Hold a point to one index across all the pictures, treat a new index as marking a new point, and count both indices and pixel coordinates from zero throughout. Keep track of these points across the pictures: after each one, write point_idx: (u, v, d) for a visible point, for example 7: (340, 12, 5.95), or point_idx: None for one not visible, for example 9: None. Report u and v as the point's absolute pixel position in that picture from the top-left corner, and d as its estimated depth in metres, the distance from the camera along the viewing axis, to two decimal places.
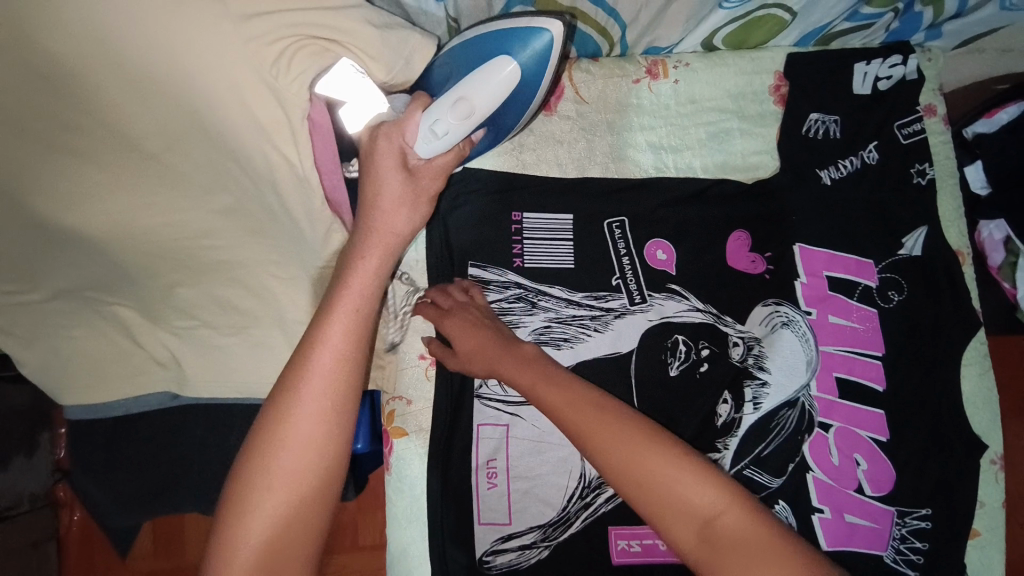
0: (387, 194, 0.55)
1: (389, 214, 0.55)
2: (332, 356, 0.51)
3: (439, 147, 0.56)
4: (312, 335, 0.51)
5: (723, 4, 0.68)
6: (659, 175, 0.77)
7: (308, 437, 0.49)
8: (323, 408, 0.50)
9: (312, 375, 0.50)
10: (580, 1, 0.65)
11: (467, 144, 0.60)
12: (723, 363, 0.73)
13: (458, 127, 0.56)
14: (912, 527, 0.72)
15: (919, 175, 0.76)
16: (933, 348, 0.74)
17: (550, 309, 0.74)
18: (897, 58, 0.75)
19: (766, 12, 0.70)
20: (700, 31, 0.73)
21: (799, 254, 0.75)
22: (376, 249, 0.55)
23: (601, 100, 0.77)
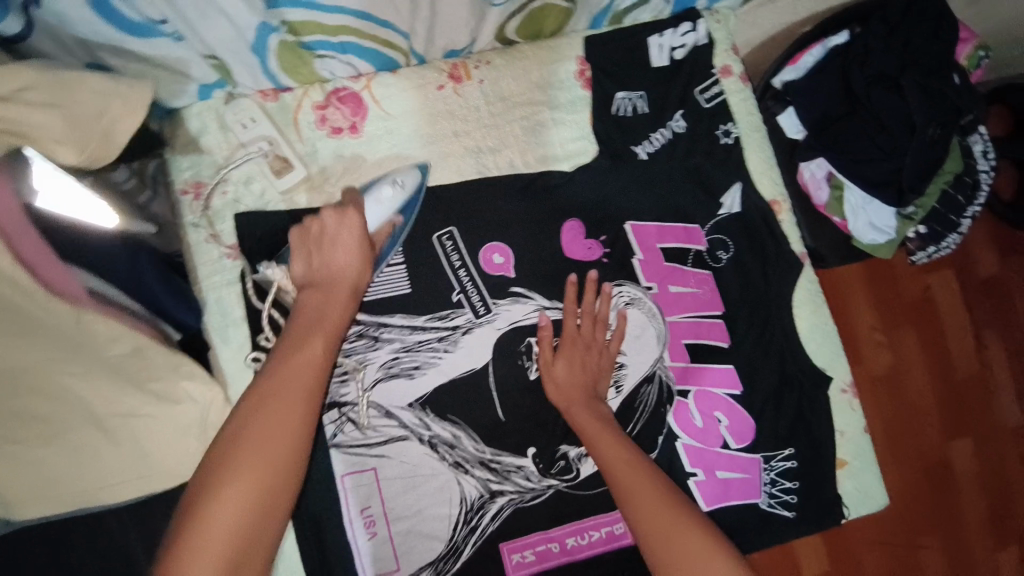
0: (357, 234, 0.65)
1: (342, 265, 0.63)
2: (313, 371, 0.55)
3: (370, 216, 0.69)
4: (293, 350, 0.56)
5: (494, 2, 0.65)
6: (480, 180, 0.75)
7: (281, 447, 0.50)
8: (294, 423, 0.52)
9: (290, 373, 0.54)
10: (337, 19, 0.61)
11: (386, 228, 0.70)
12: None
13: (382, 207, 0.70)
14: (779, 469, 0.75)
15: (725, 135, 0.78)
16: (765, 296, 0.77)
17: (395, 339, 0.73)
18: (687, 26, 0.78)
19: (542, 2, 0.69)
20: (487, 26, 0.70)
21: (632, 233, 0.77)
22: (340, 292, 0.62)
23: (407, 113, 0.74)
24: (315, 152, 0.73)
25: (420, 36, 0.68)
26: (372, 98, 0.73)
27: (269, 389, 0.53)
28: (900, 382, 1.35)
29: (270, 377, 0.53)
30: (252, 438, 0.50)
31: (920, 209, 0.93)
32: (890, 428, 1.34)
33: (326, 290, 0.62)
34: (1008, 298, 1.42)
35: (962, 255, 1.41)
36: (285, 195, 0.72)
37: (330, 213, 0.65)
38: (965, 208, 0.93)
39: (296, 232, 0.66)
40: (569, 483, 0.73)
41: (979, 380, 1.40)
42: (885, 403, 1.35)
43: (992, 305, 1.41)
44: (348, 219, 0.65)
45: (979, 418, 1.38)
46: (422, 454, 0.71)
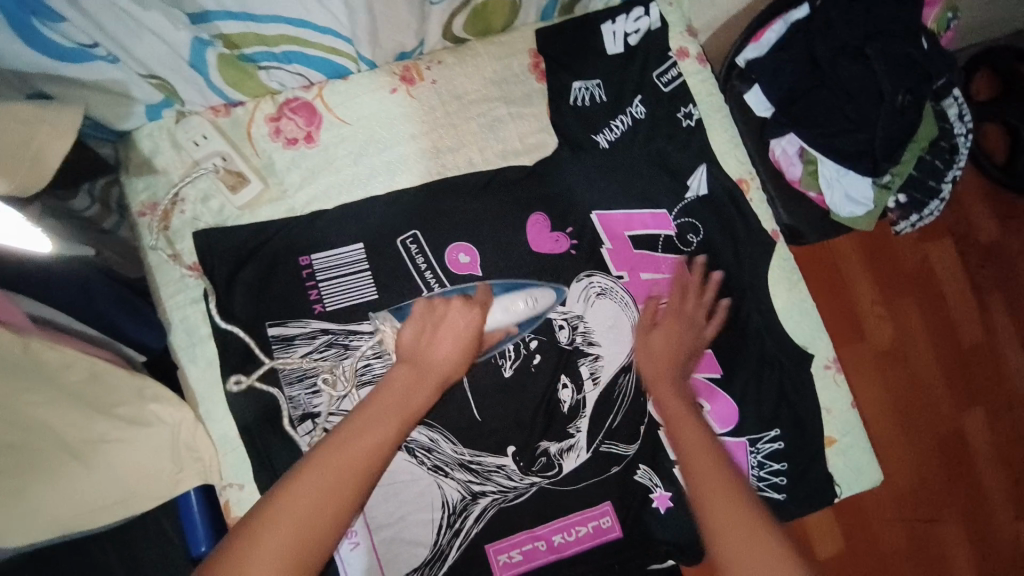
0: (451, 315, 0.63)
1: (445, 353, 0.60)
2: (369, 447, 0.49)
3: (493, 320, 0.69)
4: (356, 426, 0.50)
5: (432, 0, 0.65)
6: (440, 180, 0.74)
7: (320, 533, 0.44)
8: (340, 511, 0.45)
9: (343, 450, 0.48)
10: (269, 28, 0.61)
11: (504, 333, 0.70)
12: (554, 349, 0.73)
13: (503, 319, 0.69)
14: (766, 451, 0.73)
15: (686, 117, 0.77)
16: (739, 277, 0.76)
17: (365, 345, 0.71)
18: (639, 11, 0.77)
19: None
20: (432, 24, 0.69)
21: (598, 222, 0.75)
22: (434, 379, 0.58)
23: (362, 119, 0.73)
24: (272, 165, 0.72)
25: (367, 43, 0.68)
26: (325, 107, 0.72)
27: (330, 466, 0.47)
28: (907, 354, 1.32)
29: (334, 449, 0.48)
30: (286, 514, 0.44)
31: (897, 176, 0.90)
32: (900, 403, 1.31)
33: (418, 370, 0.57)
34: (1008, 263, 1.39)
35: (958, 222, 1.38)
36: (244, 210, 0.71)
37: (460, 304, 0.65)
38: (944, 173, 0.92)
39: (419, 306, 0.65)
40: (552, 480, 0.71)
41: (986, 347, 1.36)
42: (893, 377, 1.32)
43: (993, 270, 1.38)
44: (473, 313, 0.64)
45: (989, 387, 1.35)
46: (399, 460, 0.69)
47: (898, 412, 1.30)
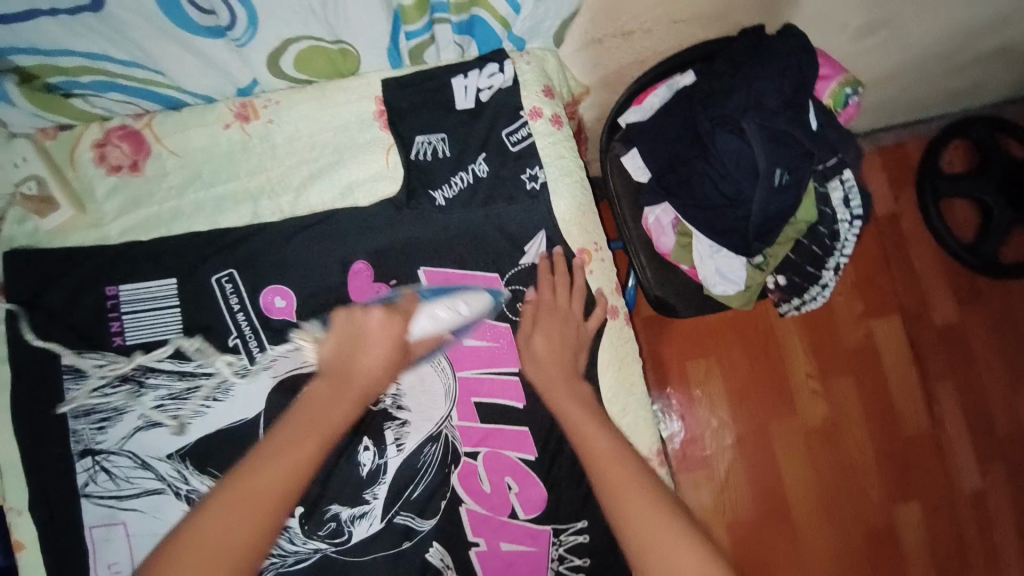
0: (375, 323, 0.60)
1: (366, 368, 0.58)
2: (299, 455, 0.49)
3: (418, 329, 0.64)
4: (298, 430, 0.51)
5: (239, 44, 0.59)
6: (263, 225, 0.71)
7: (243, 534, 0.45)
8: (272, 509, 0.46)
9: (273, 462, 0.49)
10: (61, 59, 0.57)
11: (445, 339, 0.68)
12: (357, 408, 0.69)
13: (431, 326, 0.65)
14: (568, 543, 0.70)
15: (532, 180, 0.75)
16: (575, 351, 0.70)
17: (159, 385, 0.67)
18: (494, 67, 0.73)
19: (308, 44, 0.64)
20: (255, 68, 0.65)
21: (424, 279, 0.72)
22: (353, 390, 0.56)
23: (192, 152, 0.70)
24: (91, 191, 0.69)
25: (180, 74, 0.64)
26: (153, 137, 0.69)
27: (250, 473, 0.48)
28: (852, 427, 1.45)
29: (257, 465, 0.48)
30: (212, 518, 0.45)
31: (770, 258, 0.87)
32: (826, 481, 1.43)
33: (339, 388, 0.56)
34: (961, 348, 1.50)
35: (915, 301, 1.49)
36: (55, 234, 0.68)
37: (378, 314, 0.61)
38: (825, 260, 0.88)
39: (340, 315, 0.63)
40: (338, 547, 0.68)
41: (932, 437, 1.46)
42: (811, 444, 1.44)
43: (948, 356, 1.49)
44: (392, 325, 0.60)
45: (937, 478, 1.45)
46: (178, 510, 0.66)
47: (840, 486, 1.43)
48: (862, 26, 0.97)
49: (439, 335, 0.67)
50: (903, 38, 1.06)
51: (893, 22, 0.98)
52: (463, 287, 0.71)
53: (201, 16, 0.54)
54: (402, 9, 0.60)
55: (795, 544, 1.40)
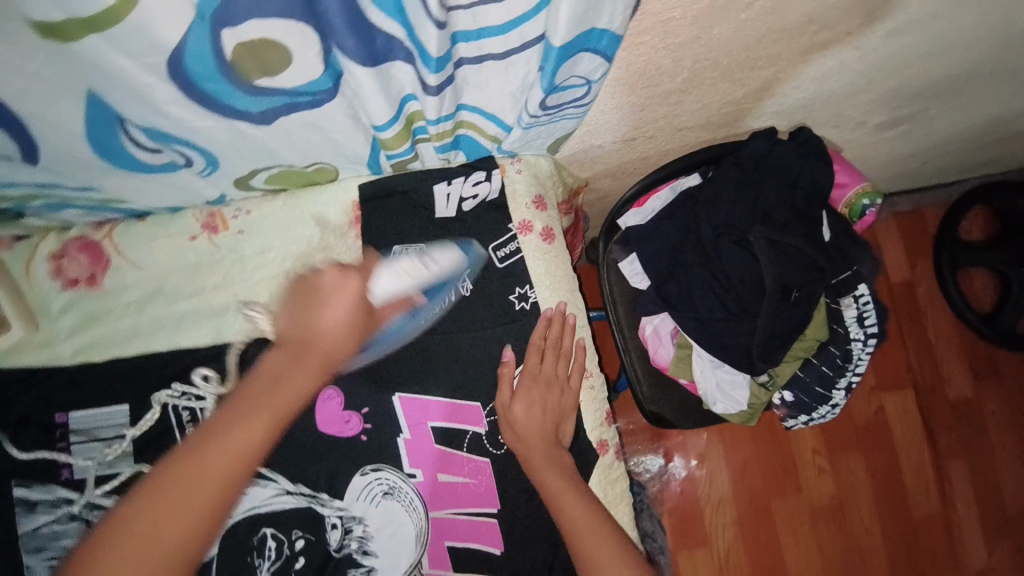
0: (331, 279, 0.55)
1: (327, 327, 0.53)
2: (272, 417, 0.47)
3: (380, 288, 0.61)
4: (264, 386, 0.49)
5: (202, 173, 0.55)
6: (224, 347, 0.65)
7: (209, 491, 0.43)
8: (238, 463, 0.44)
9: (240, 421, 0.46)
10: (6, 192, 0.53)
11: (407, 303, 0.64)
12: (319, 553, 0.63)
13: (398, 285, 0.62)
14: None
15: (522, 300, 0.69)
16: (559, 476, 0.62)
17: None
18: (480, 175, 0.68)
19: (278, 171, 0.58)
20: (218, 186, 0.60)
21: (399, 406, 0.66)
22: (315, 360, 0.51)
23: (156, 265, 0.66)
24: (47, 307, 0.65)
25: (133, 195, 0.58)
26: (113, 248, 0.65)
27: (223, 425, 0.45)
28: (859, 507, 1.38)
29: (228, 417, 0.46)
30: (182, 469, 0.43)
31: (777, 376, 0.81)
32: (830, 565, 1.35)
33: (302, 354, 0.51)
34: (976, 426, 1.42)
35: (931, 373, 1.42)
36: (4, 354, 0.64)
37: (333, 272, 0.57)
38: (835, 380, 0.82)
39: (296, 284, 0.59)
40: None
41: (942, 520, 1.38)
42: (819, 526, 1.36)
43: (962, 435, 1.42)
44: (347, 285, 0.56)
45: (947, 565, 1.37)
46: None
47: (845, 571, 1.35)
48: (883, 122, 0.90)
49: (399, 297, 0.63)
50: (924, 129, 1.00)
51: (915, 118, 0.92)
52: (438, 243, 0.68)
53: (150, 156, 0.49)
54: (382, 141, 0.55)
55: None
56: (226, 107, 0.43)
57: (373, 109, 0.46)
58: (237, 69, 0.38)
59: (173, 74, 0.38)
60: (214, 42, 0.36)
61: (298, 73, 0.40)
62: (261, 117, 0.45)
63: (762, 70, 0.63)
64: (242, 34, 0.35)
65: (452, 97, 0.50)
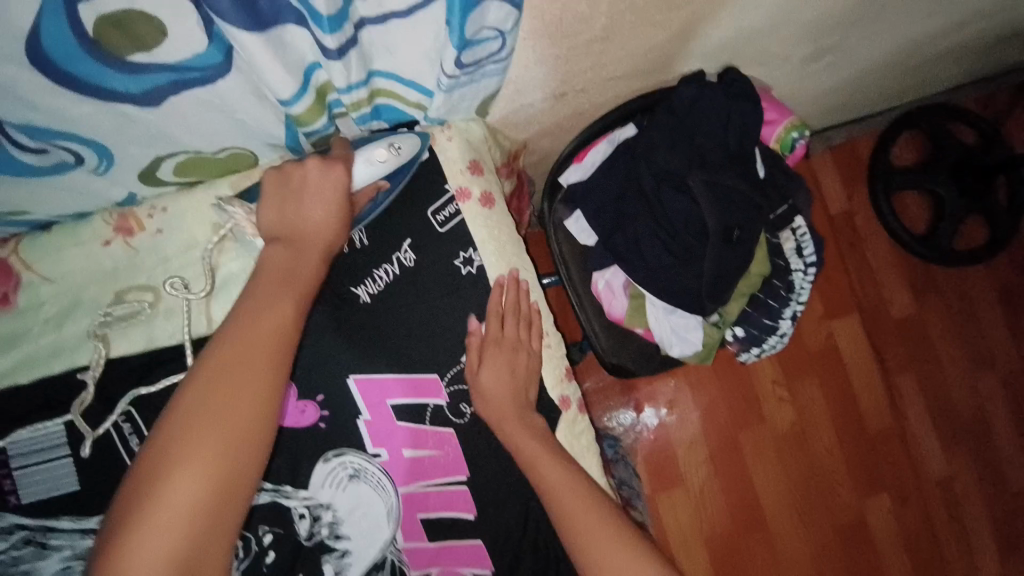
0: (313, 171, 0.56)
1: (315, 219, 0.56)
2: (283, 330, 0.50)
3: (359, 177, 0.61)
4: (260, 299, 0.51)
5: (98, 171, 0.51)
6: (159, 352, 0.62)
7: (248, 397, 0.46)
8: (266, 371, 0.48)
9: (251, 338, 0.48)
10: None
11: (378, 190, 0.64)
12: (289, 545, 0.63)
13: (377, 169, 0.61)
14: None
15: (467, 265, 0.69)
16: (523, 435, 0.64)
17: (64, 545, 0.60)
18: (405, 136, 0.66)
19: (187, 155, 0.54)
20: (123, 184, 0.56)
21: (355, 388, 0.65)
22: (313, 253, 0.55)
23: (68, 276, 0.62)
24: None
25: (29, 204, 0.54)
26: (21, 264, 0.61)
27: (235, 343, 0.48)
28: (819, 429, 1.46)
29: (239, 332, 0.48)
30: (211, 395, 0.46)
31: (726, 315, 0.85)
32: (798, 485, 1.44)
33: (296, 252, 0.54)
34: (921, 340, 1.52)
35: (875, 296, 1.50)
36: None
37: (314, 161, 0.56)
38: (780, 312, 0.85)
39: (267, 174, 0.58)
40: None
41: (895, 430, 1.49)
42: (787, 452, 1.45)
43: (908, 350, 1.51)
44: (335, 173, 0.57)
45: (904, 468, 1.48)
46: None
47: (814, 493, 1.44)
48: (809, 54, 0.91)
49: (376, 182, 0.63)
50: (848, 60, 1.02)
51: (838, 48, 0.94)
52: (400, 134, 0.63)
53: (35, 157, 0.45)
54: (294, 116, 0.52)
55: (771, 545, 1.42)
56: (101, 90, 0.40)
57: (275, 83, 0.44)
58: (103, 46, 0.35)
59: (31, 58, 0.35)
60: (70, 18, 0.33)
61: (177, 46, 0.38)
62: (144, 99, 0.42)
63: (681, 10, 0.63)
64: (101, 6, 0.32)
65: (360, 63, 0.48)
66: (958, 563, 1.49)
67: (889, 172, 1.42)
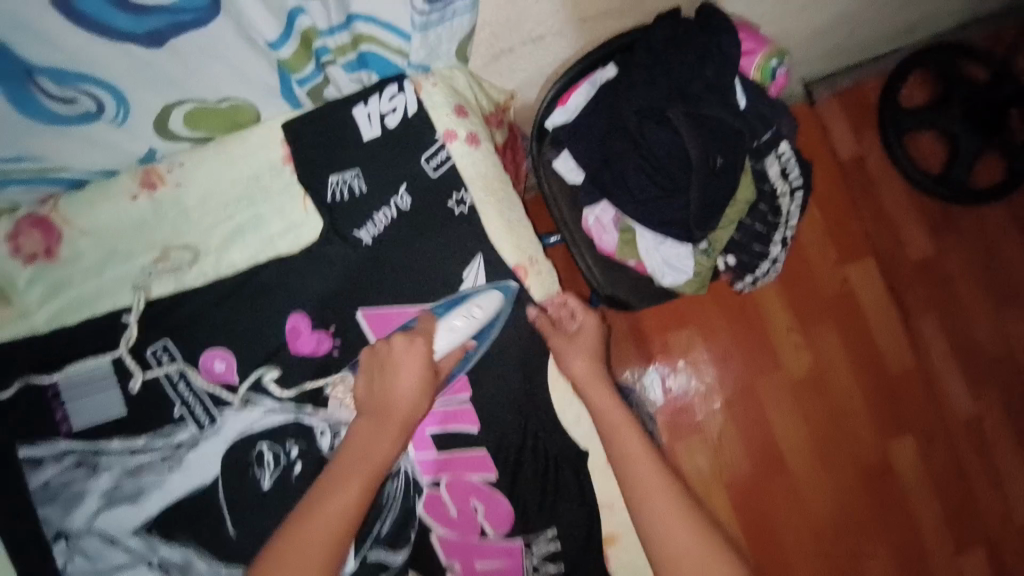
0: (400, 351, 0.67)
1: (399, 399, 0.66)
2: (364, 483, 0.62)
3: (442, 346, 0.69)
4: (352, 457, 0.64)
5: (120, 121, 0.62)
6: (189, 292, 0.71)
7: (326, 530, 0.59)
8: (345, 516, 0.60)
9: (341, 496, 0.61)
10: None
11: (462, 349, 0.71)
12: (313, 458, 0.70)
13: (460, 332, 0.70)
14: (541, 553, 0.72)
15: (459, 204, 0.73)
16: None
17: (114, 463, 0.69)
18: (393, 88, 0.72)
19: (194, 105, 0.64)
20: (144, 136, 0.65)
21: (364, 320, 0.72)
22: (393, 427, 0.66)
23: (100, 227, 0.70)
24: (15, 284, 0.70)
25: (68, 156, 0.64)
26: (62, 220, 0.69)
27: (331, 483, 0.62)
28: (837, 373, 1.44)
29: (334, 485, 0.62)
30: (303, 527, 0.59)
31: (715, 243, 0.87)
32: (817, 429, 1.42)
33: (380, 424, 0.66)
34: (942, 281, 1.49)
35: (890, 238, 1.48)
36: None
37: (400, 339, 0.67)
38: (769, 236, 0.88)
39: (365, 353, 0.70)
40: None
41: (919, 372, 1.46)
42: (807, 399, 1.43)
43: (927, 291, 1.49)
44: (416, 346, 0.67)
45: (932, 412, 1.45)
46: None
47: (842, 462, 1.42)
48: None
49: (459, 347, 0.70)
50: None
51: None
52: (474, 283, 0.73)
53: (64, 105, 0.56)
54: (284, 61, 0.59)
55: (793, 494, 1.40)
56: (111, 32, 0.48)
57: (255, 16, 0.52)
58: None
59: None
60: None
61: None
62: (148, 40, 0.51)
63: None
64: None
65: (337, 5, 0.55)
66: (994, 505, 1.45)
67: (900, 113, 1.41)
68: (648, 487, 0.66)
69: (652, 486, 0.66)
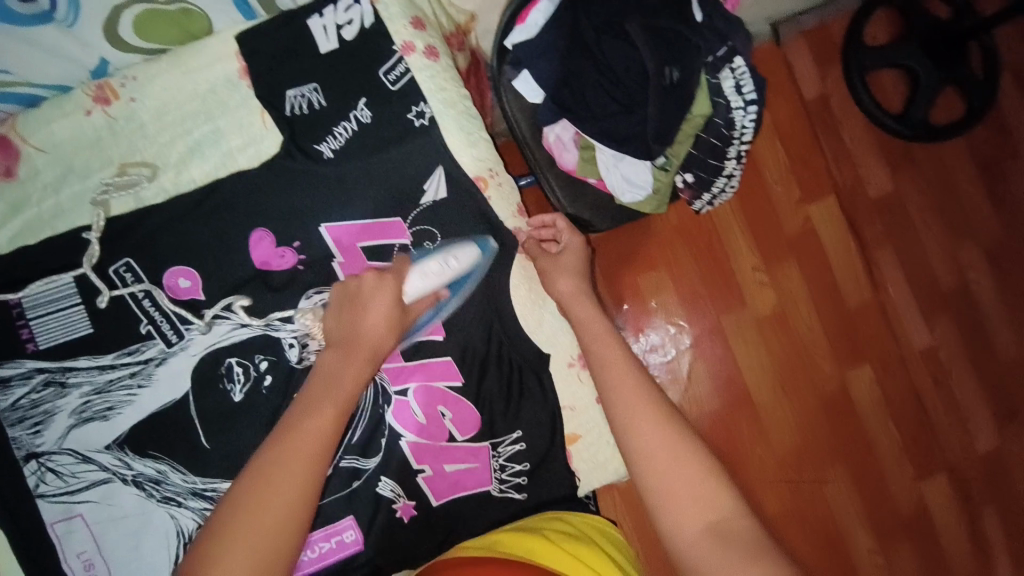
0: (369, 285, 0.65)
1: (371, 334, 0.63)
2: (327, 421, 0.57)
3: (412, 289, 0.68)
4: (312, 400, 0.59)
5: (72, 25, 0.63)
6: (149, 208, 0.70)
7: (291, 473, 0.53)
8: (312, 458, 0.54)
9: (305, 436, 0.55)
10: None
11: (434, 300, 0.71)
12: (282, 370, 0.72)
13: (432, 280, 0.69)
14: (507, 453, 0.76)
15: (418, 117, 0.74)
16: None
17: (83, 381, 0.69)
18: (348, 0, 0.72)
19: (144, 7, 0.65)
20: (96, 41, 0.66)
21: (327, 234, 0.73)
22: (361, 359, 0.62)
23: (57, 145, 0.69)
24: None
25: (20, 64, 0.65)
26: (20, 138, 0.69)
27: (291, 428, 0.56)
28: (799, 311, 1.46)
29: (294, 428, 0.56)
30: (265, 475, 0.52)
31: (673, 157, 0.89)
32: (780, 364, 1.45)
33: (347, 355, 0.62)
34: (900, 220, 1.52)
35: (851, 173, 1.50)
36: None
37: (370, 276, 0.67)
38: (724, 152, 0.92)
39: (335, 291, 0.68)
40: None
41: (875, 303, 1.50)
42: (772, 338, 1.45)
43: (886, 225, 1.52)
44: (385, 284, 0.66)
45: (889, 341, 1.50)
46: (129, 494, 0.70)
47: (806, 400, 1.45)
48: None
49: (432, 294, 0.70)
50: None
51: None
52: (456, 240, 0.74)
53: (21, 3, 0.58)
54: None
55: (760, 432, 1.43)
56: None
57: None
58: None
59: None
60: None
61: None
62: None
63: None
64: None
65: None
66: (947, 427, 1.53)
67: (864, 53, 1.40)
68: (612, 381, 0.67)
69: (627, 389, 0.65)
